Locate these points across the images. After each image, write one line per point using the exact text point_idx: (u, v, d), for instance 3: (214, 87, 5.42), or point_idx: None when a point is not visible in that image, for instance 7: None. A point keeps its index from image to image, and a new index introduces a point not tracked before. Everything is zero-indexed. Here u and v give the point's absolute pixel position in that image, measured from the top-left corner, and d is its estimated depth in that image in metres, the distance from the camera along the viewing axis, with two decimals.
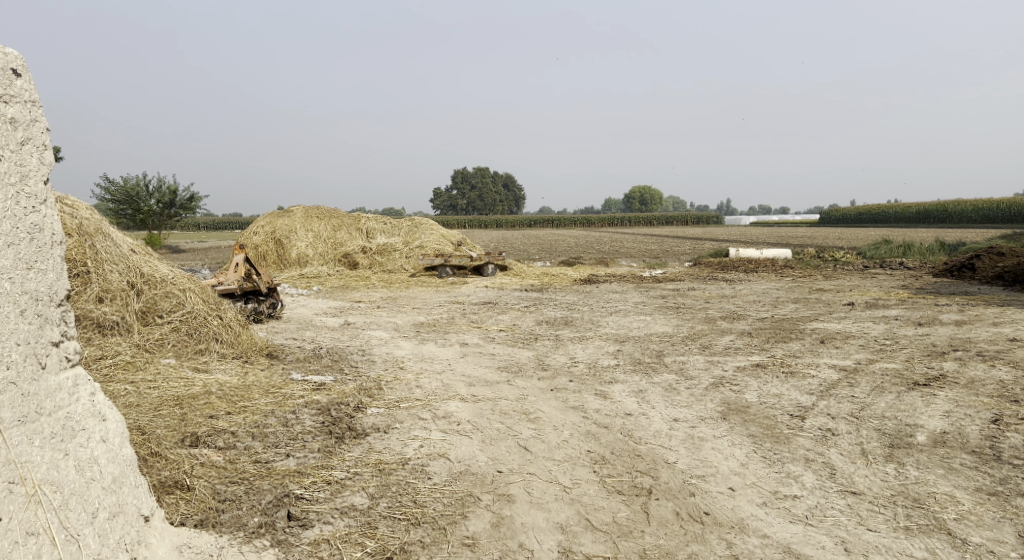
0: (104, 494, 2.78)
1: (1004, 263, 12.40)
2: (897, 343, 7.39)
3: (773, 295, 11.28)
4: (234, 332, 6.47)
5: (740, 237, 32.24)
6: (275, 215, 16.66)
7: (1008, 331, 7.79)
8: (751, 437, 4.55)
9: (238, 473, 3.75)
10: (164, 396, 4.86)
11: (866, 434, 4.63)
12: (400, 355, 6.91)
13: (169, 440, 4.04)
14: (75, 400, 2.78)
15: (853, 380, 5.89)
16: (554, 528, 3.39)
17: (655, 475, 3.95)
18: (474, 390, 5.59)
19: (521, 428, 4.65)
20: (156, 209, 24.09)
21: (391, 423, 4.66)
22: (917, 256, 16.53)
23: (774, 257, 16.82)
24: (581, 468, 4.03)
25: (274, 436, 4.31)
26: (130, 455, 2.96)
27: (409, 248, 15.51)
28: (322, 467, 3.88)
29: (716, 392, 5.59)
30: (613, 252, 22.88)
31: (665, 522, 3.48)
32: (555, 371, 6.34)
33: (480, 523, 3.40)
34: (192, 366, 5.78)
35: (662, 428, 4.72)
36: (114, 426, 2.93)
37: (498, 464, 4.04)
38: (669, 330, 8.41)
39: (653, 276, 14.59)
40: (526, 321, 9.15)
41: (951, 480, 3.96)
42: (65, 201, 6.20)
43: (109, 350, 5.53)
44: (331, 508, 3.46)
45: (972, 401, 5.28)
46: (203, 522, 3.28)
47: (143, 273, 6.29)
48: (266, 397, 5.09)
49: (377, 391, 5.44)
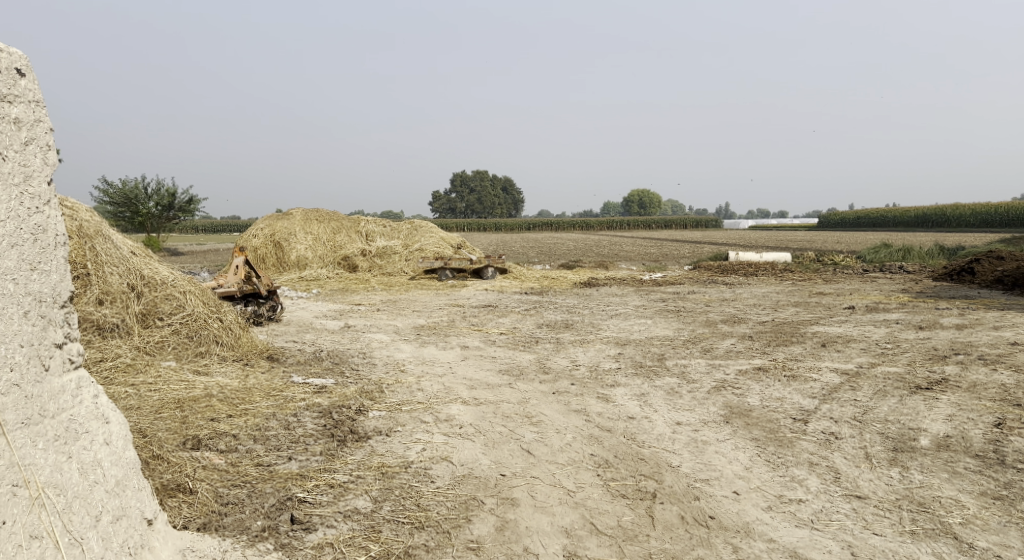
0: (107, 497, 2.76)
1: (1003, 267, 12.41)
2: (898, 347, 7.38)
3: (773, 299, 11.28)
4: (234, 334, 6.49)
5: (738, 240, 32.34)
6: (274, 217, 16.64)
7: (1009, 335, 7.79)
8: (755, 441, 4.53)
9: (240, 476, 3.73)
10: (164, 399, 4.83)
11: (869, 438, 4.62)
12: (400, 358, 6.89)
13: (171, 443, 4.01)
14: (78, 402, 2.77)
15: (855, 384, 5.88)
16: (559, 532, 3.37)
17: (658, 479, 3.93)
18: (475, 393, 5.57)
19: (524, 432, 4.63)
20: (154, 212, 24.07)
21: (393, 426, 4.64)
22: (917, 260, 16.55)
23: (774, 260, 16.83)
24: (584, 471, 4.01)
25: (276, 439, 4.29)
26: (133, 458, 2.94)
27: (408, 251, 15.47)
28: (325, 470, 3.86)
29: (718, 395, 5.57)
30: (613, 255, 22.93)
31: (670, 526, 3.46)
32: (556, 374, 6.32)
33: (485, 527, 3.38)
34: (193, 369, 5.76)
35: (665, 431, 4.71)
36: (117, 429, 2.91)
37: (501, 467, 4.02)
38: (670, 333, 8.40)
39: (652, 279, 14.59)
40: (526, 324, 9.13)
41: (956, 484, 3.94)
42: (65, 203, 6.17)
43: (109, 353, 5.50)
44: (334, 511, 3.44)
45: (975, 404, 5.26)
46: (206, 526, 3.25)
47: (143, 275, 6.26)
48: (267, 400, 5.07)
49: (378, 393, 5.43)
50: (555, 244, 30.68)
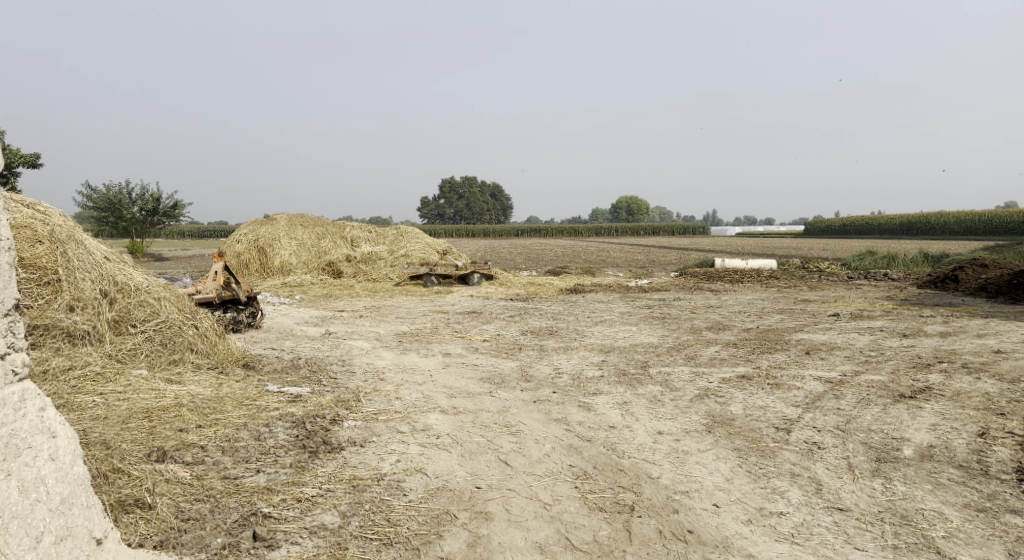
0: (50, 517, 2.64)
1: (987, 275, 12.48)
2: (882, 354, 7.34)
3: (759, 306, 11.25)
4: (209, 341, 6.36)
5: (725, 247, 32.62)
6: (259, 222, 16.45)
7: (993, 343, 7.78)
8: (737, 451, 4.45)
9: (204, 490, 3.60)
10: (133, 408, 4.69)
11: (852, 448, 4.55)
12: (381, 366, 6.77)
13: (135, 455, 3.87)
14: (20, 416, 2.68)
15: (839, 392, 5.83)
16: (533, 548, 3.27)
17: (637, 491, 3.84)
18: (455, 402, 5.45)
19: (502, 442, 4.53)
20: (139, 217, 23.80)
21: (368, 437, 4.52)
22: (902, 267, 16.66)
23: (761, 267, 16.88)
24: (562, 483, 3.92)
25: (245, 450, 4.16)
26: (81, 474, 2.84)
27: (394, 257, 15.35)
28: (293, 483, 3.74)
29: (701, 403, 5.49)
30: (602, 261, 22.98)
31: (648, 541, 3.37)
32: (539, 382, 6.21)
33: (456, 543, 3.27)
34: (165, 378, 5.61)
35: (646, 441, 4.62)
36: (64, 444, 2.82)
37: (477, 479, 3.92)
38: (654, 340, 8.31)
39: (638, 285, 14.58)
40: (510, 331, 9.02)
41: (939, 496, 3.87)
42: (36, 208, 6.02)
43: (79, 360, 5.29)
44: (300, 527, 3.33)
45: (958, 414, 5.21)
46: (164, 543, 3.14)
47: (116, 281, 6.08)
48: (239, 410, 4.93)
49: (355, 402, 5.32)
50: (541, 248, 30.93)
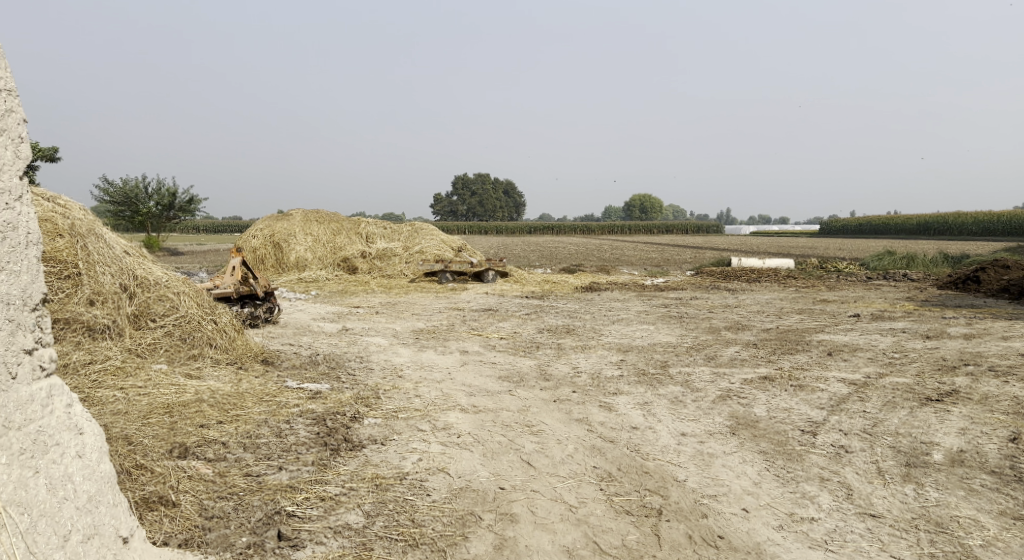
0: (77, 515, 2.62)
1: (1009, 275, 12.31)
2: (906, 356, 7.22)
3: (777, 305, 11.14)
4: (229, 337, 6.32)
5: (740, 246, 32.41)
6: (274, 218, 16.46)
7: (1019, 345, 7.64)
8: (763, 454, 4.37)
9: (227, 487, 3.57)
10: (154, 403, 4.67)
11: (881, 452, 4.45)
12: (398, 363, 6.74)
13: (158, 451, 3.84)
14: (48, 412, 2.65)
15: (864, 395, 5.72)
16: (560, 552, 3.22)
17: (664, 495, 3.77)
18: (475, 401, 5.40)
19: (524, 441, 4.47)
20: (155, 212, 23.90)
21: (388, 435, 4.48)
22: (922, 267, 16.46)
23: (778, 267, 16.72)
24: (587, 485, 3.86)
25: (267, 447, 4.14)
26: (108, 472, 2.82)
27: (408, 253, 15.33)
28: (316, 482, 3.70)
29: (724, 405, 5.40)
30: (617, 259, 22.88)
31: (677, 546, 3.31)
32: (558, 381, 6.15)
33: (482, 545, 3.22)
34: (185, 372, 5.59)
35: (670, 443, 4.55)
36: (91, 441, 2.80)
37: (500, 480, 3.86)
38: (673, 340, 8.23)
39: (654, 284, 14.47)
40: (527, 329, 8.97)
41: (973, 503, 3.78)
42: (57, 201, 6.03)
43: (99, 355, 5.29)
44: (324, 527, 3.29)
45: (988, 418, 5.11)
46: (188, 542, 3.11)
47: (135, 276, 6.07)
48: (260, 405, 4.91)
49: (375, 400, 5.27)
50: (554, 246, 30.80)
